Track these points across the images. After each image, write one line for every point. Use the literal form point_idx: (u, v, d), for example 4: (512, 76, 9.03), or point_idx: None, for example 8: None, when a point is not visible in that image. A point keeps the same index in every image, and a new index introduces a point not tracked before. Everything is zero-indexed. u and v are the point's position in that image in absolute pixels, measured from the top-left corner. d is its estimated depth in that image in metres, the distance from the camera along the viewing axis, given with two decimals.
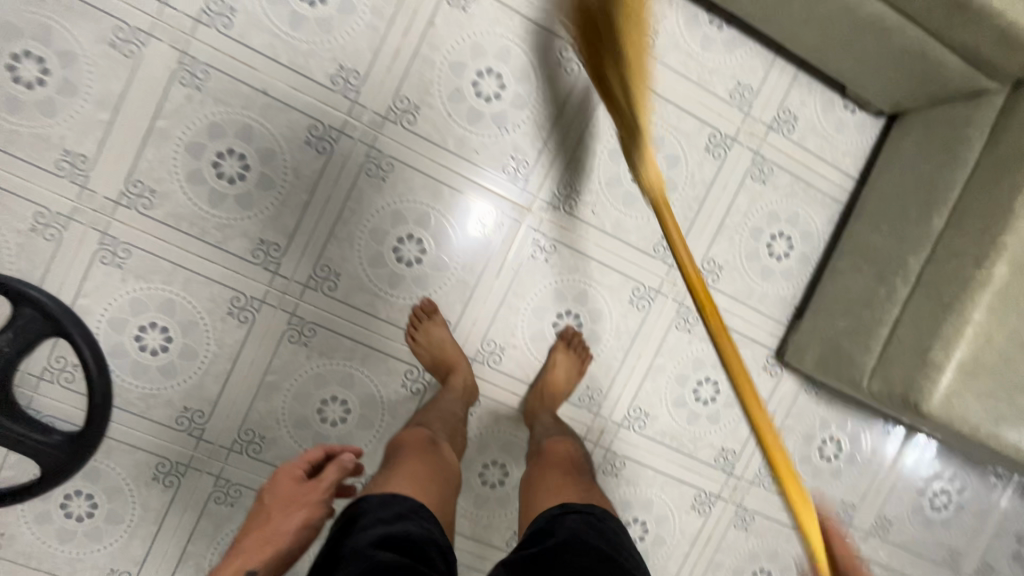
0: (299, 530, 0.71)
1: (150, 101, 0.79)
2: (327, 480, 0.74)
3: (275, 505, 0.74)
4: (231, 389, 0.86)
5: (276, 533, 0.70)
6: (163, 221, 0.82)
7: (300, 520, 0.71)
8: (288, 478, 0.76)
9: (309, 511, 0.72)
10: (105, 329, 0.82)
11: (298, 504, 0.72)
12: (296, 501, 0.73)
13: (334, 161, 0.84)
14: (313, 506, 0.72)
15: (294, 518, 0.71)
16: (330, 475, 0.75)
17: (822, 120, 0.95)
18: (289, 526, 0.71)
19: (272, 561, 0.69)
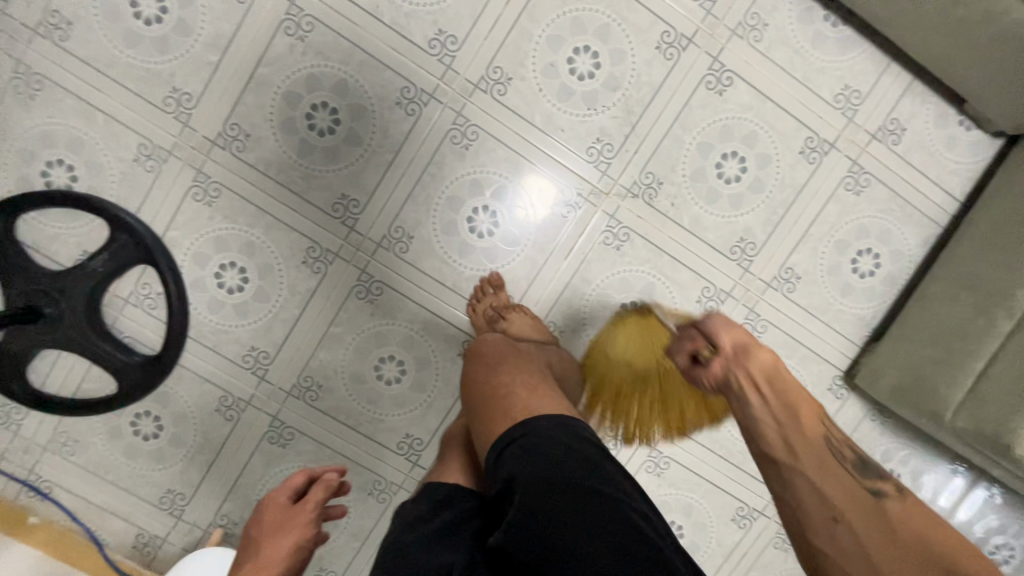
0: (290, 554, 0.71)
1: (256, 47, 0.82)
2: (313, 502, 0.74)
3: (262, 534, 0.73)
4: (296, 335, 0.89)
5: (269, 563, 0.70)
6: (253, 165, 0.84)
7: (291, 545, 0.71)
8: (273, 505, 0.75)
9: (298, 535, 0.71)
10: (189, 263, 0.86)
11: (285, 531, 0.72)
12: (280, 529, 0.72)
13: (420, 124, 0.85)
14: (302, 531, 0.72)
15: (285, 543, 0.71)
16: (315, 495, 0.74)
17: (932, 134, 0.89)
18: (279, 554, 0.70)
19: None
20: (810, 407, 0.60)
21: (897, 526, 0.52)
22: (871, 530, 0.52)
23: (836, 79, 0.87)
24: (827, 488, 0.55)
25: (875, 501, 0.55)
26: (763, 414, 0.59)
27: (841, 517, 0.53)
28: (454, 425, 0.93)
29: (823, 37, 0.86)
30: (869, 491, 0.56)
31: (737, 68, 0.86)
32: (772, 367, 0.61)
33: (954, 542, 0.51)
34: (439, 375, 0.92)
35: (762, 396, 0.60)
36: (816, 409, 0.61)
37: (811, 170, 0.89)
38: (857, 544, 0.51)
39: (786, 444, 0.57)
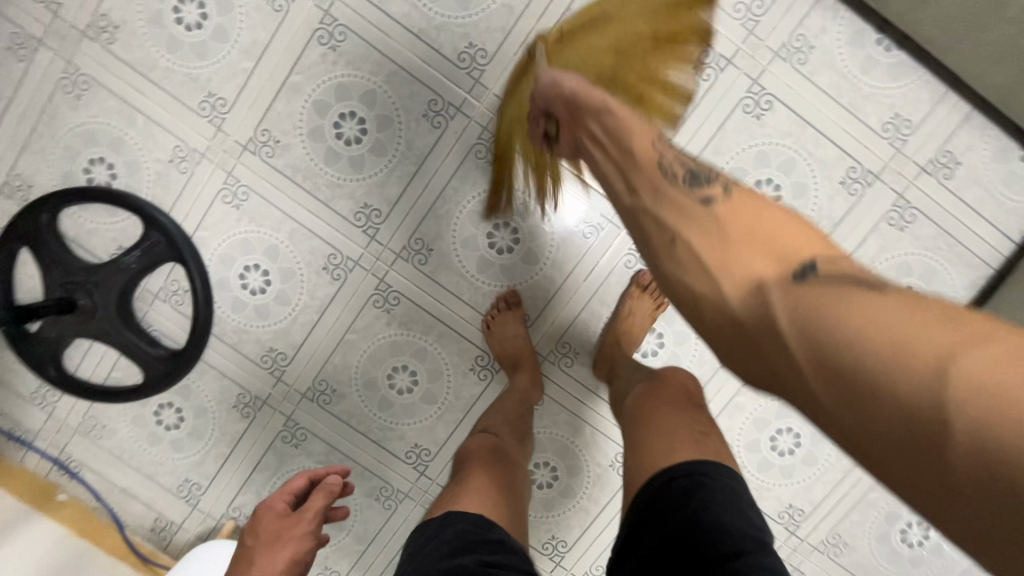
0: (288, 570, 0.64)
1: (290, 55, 0.83)
2: (312, 509, 0.67)
3: (256, 549, 0.65)
4: (313, 339, 0.90)
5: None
6: (281, 171, 0.86)
7: (288, 557, 0.64)
8: (271, 513, 0.67)
9: (297, 547, 0.65)
10: (216, 263, 0.89)
11: (282, 542, 0.65)
12: (275, 542, 0.65)
13: (445, 138, 0.84)
14: (302, 542, 0.65)
15: (281, 557, 0.64)
16: (316, 504, 0.67)
17: (990, 170, 0.83)
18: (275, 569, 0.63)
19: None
20: (641, 134, 0.57)
21: (723, 219, 0.48)
22: (711, 242, 0.47)
23: (885, 108, 0.82)
24: (657, 213, 0.52)
25: (701, 203, 0.50)
26: (606, 164, 0.59)
27: (676, 235, 0.50)
28: (462, 439, 0.93)
29: (874, 62, 0.81)
30: (694, 195, 0.51)
31: (777, 91, 0.82)
32: (594, 112, 0.60)
33: (779, 226, 0.47)
34: (450, 389, 0.92)
35: (603, 148, 0.59)
36: (650, 135, 0.58)
37: (851, 202, 0.84)
38: (686, 256, 0.49)
39: (626, 184, 0.55)
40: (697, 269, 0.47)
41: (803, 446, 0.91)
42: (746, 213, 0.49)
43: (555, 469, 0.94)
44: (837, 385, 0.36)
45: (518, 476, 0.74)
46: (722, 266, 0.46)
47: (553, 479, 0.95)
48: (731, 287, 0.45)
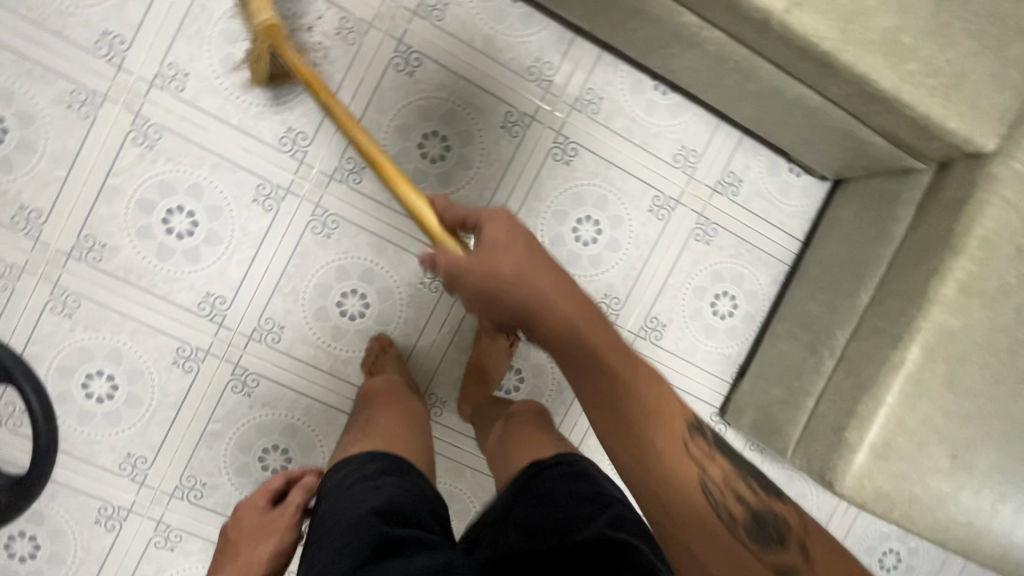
0: (271, 558, 0.73)
1: (104, 159, 0.83)
2: (293, 503, 0.77)
3: (241, 541, 0.76)
4: (174, 436, 0.88)
5: (251, 568, 0.73)
6: (112, 273, 0.85)
7: (272, 549, 0.73)
8: (252, 510, 0.79)
9: (279, 538, 0.74)
10: (54, 377, 0.85)
11: (265, 533, 0.75)
12: (263, 532, 0.76)
13: (279, 218, 0.87)
14: (285, 537, 0.75)
15: (264, 548, 0.74)
16: (296, 500, 0.77)
17: (767, 183, 0.97)
18: (261, 555, 0.73)
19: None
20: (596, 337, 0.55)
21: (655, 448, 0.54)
22: (645, 464, 0.53)
23: (672, 142, 0.94)
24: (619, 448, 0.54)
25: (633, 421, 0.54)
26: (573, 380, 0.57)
27: (630, 460, 0.54)
28: None
29: (655, 105, 0.93)
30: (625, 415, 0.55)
31: (579, 139, 0.92)
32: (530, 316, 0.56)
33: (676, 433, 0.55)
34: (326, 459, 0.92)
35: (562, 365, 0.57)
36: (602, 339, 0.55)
37: (661, 226, 0.95)
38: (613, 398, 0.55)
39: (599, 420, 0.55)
40: (654, 505, 0.52)
41: None
42: (672, 418, 0.56)
43: None
44: (695, 526, 0.50)
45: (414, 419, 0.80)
46: (663, 481, 0.52)
47: None
48: (657, 433, 0.54)
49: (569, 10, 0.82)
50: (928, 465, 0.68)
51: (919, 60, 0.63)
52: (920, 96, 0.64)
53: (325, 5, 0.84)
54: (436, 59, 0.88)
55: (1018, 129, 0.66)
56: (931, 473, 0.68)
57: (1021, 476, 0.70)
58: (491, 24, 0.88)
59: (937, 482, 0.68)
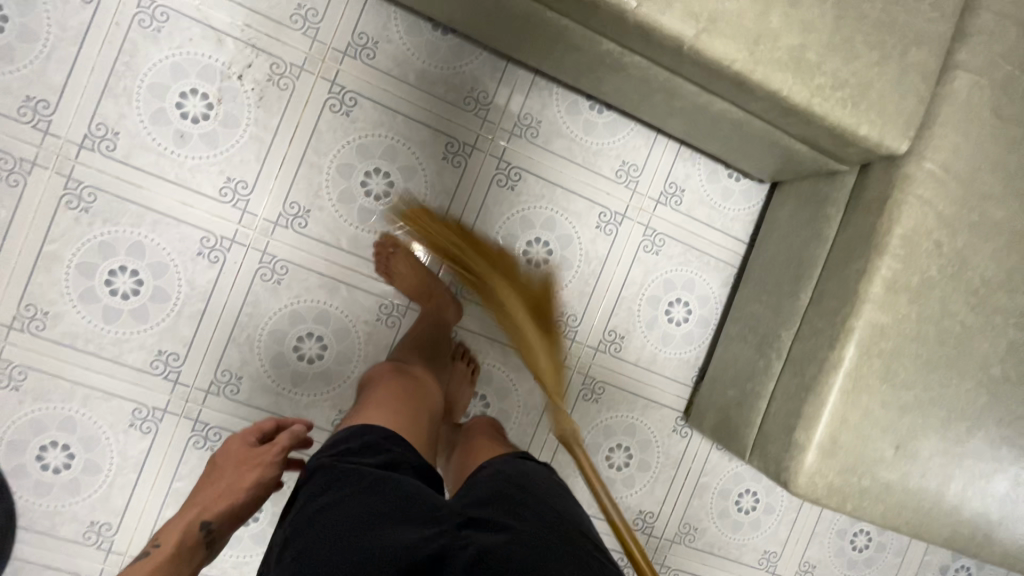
0: (252, 489, 0.70)
1: (37, 226, 0.81)
2: (280, 444, 0.73)
3: (224, 467, 0.73)
4: (138, 498, 0.87)
5: (230, 491, 0.70)
6: (58, 340, 0.83)
7: (255, 478, 0.71)
8: (240, 444, 0.75)
9: (261, 472, 0.71)
10: (5, 452, 0.83)
11: (251, 464, 0.72)
12: (247, 463, 0.73)
13: (227, 269, 0.86)
14: (268, 470, 0.72)
15: (248, 478, 0.71)
16: (283, 441, 0.73)
17: (709, 190, 0.99)
18: (243, 484, 0.71)
19: (226, 515, 0.69)
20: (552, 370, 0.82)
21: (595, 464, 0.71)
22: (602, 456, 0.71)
23: (613, 158, 0.96)
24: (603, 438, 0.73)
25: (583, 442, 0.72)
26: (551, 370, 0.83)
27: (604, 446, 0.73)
28: None
29: (592, 124, 0.95)
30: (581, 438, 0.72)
31: (521, 164, 0.93)
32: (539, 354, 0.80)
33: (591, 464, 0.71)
34: None
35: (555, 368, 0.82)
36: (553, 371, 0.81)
37: (610, 240, 0.97)
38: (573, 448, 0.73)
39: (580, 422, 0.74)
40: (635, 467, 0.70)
41: (635, 457, 1.00)
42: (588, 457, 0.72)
43: None
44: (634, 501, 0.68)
45: (427, 391, 0.79)
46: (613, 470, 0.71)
47: None
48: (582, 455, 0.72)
49: (496, 40, 0.83)
50: (873, 457, 0.71)
51: (826, 74, 0.66)
52: (831, 107, 0.67)
53: (253, 52, 0.84)
54: (371, 97, 0.88)
55: (924, 130, 0.70)
56: (876, 464, 0.71)
57: (961, 456, 0.73)
58: (422, 57, 0.89)
59: (884, 471, 0.71)
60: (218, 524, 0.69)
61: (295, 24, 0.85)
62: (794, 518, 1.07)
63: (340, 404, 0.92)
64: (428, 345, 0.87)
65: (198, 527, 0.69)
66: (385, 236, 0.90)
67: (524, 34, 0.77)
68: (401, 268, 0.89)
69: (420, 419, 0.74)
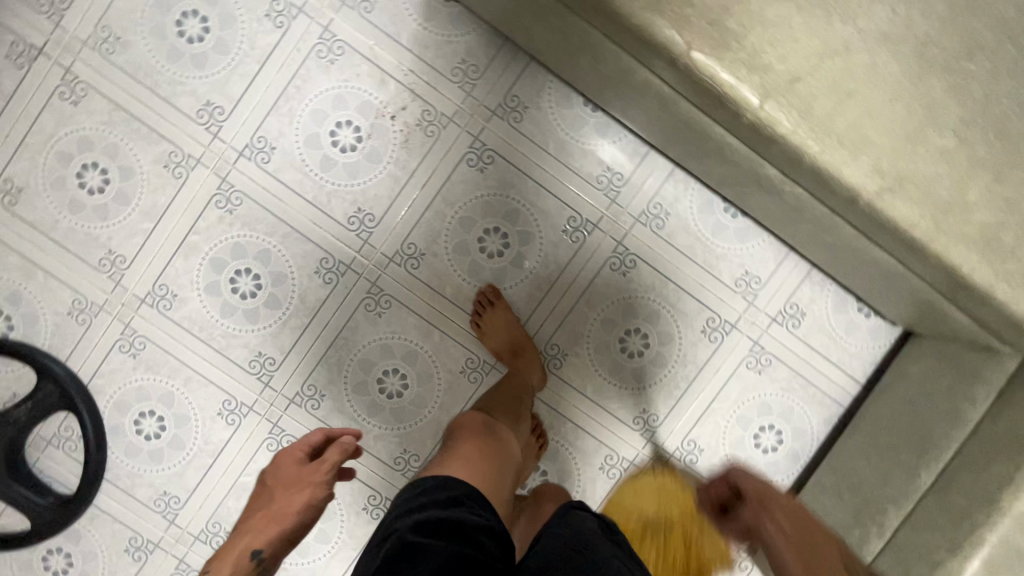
0: (303, 511, 0.74)
1: (187, 216, 0.88)
2: (327, 462, 0.76)
3: (279, 485, 0.77)
4: (207, 481, 0.92)
5: (283, 513, 0.73)
6: (178, 322, 0.90)
7: (304, 500, 0.74)
8: (291, 460, 0.79)
9: (310, 493, 0.74)
10: (112, 409, 0.91)
11: (300, 485, 0.75)
12: (298, 484, 0.76)
13: (337, 292, 0.90)
14: (318, 489, 0.75)
15: (299, 499, 0.74)
16: (330, 459, 0.76)
17: (832, 320, 0.92)
18: (293, 506, 0.74)
19: (279, 539, 0.72)
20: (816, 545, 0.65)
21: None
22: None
23: (736, 266, 0.91)
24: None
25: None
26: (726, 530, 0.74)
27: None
28: None
29: (723, 226, 0.91)
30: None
31: (640, 252, 0.91)
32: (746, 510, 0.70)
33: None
34: (344, 528, 0.93)
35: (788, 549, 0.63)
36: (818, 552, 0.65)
37: (713, 348, 0.92)
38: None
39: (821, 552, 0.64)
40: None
41: None
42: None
43: None
44: None
45: (506, 447, 0.77)
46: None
47: None
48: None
49: (647, 131, 0.81)
50: None
51: (1018, 260, 0.59)
52: (1016, 297, 0.60)
53: (410, 97, 0.87)
54: (508, 159, 0.89)
55: None
56: None
57: None
58: (567, 129, 0.89)
59: None
60: (269, 550, 0.71)
61: (455, 77, 0.87)
62: None
63: (405, 443, 0.93)
64: (514, 399, 0.84)
65: (249, 556, 0.71)
66: (487, 288, 0.89)
67: (681, 137, 0.75)
68: (492, 327, 0.88)
69: (500, 480, 0.72)
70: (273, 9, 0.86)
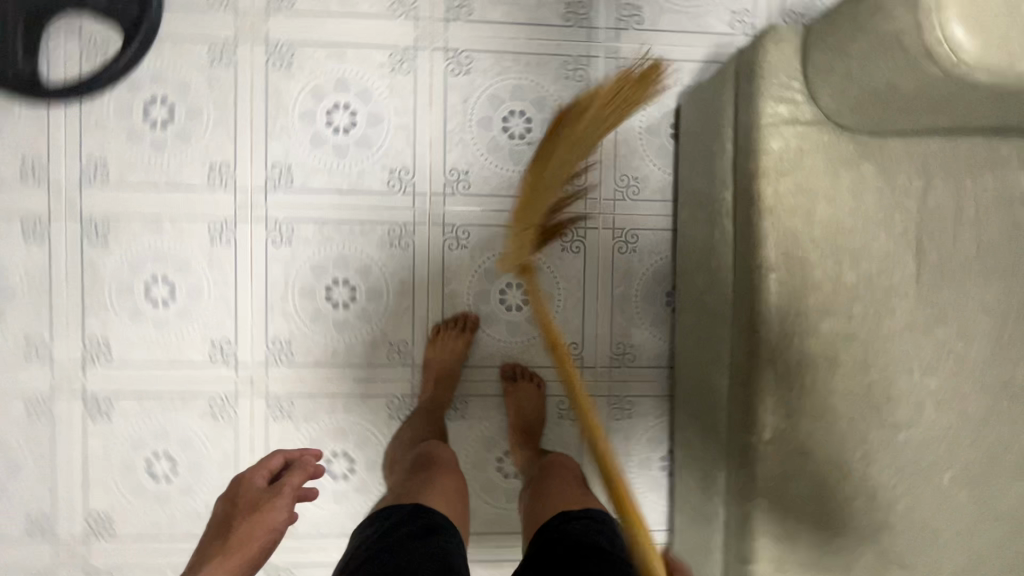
0: (268, 537, 0.74)
1: (363, 37, 0.90)
2: (286, 488, 0.77)
3: (237, 513, 0.76)
4: (141, 194, 0.89)
5: (246, 544, 0.73)
6: (268, 82, 0.89)
7: (268, 531, 0.74)
8: (253, 477, 0.79)
9: (271, 520, 0.75)
10: (149, 72, 0.89)
11: (260, 511, 0.75)
12: (258, 509, 0.76)
13: (385, 197, 0.91)
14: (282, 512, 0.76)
15: (258, 529, 0.74)
16: (290, 484, 0.78)
17: None
18: (258, 528, 0.74)
19: (245, 563, 0.72)
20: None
21: None
22: None
23: None
24: None
25: None
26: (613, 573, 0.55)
27: None
28: (147, 377, 0.90)
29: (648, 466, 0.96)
30: None
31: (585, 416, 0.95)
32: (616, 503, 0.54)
33: None
34: (183, 337, 0.91)
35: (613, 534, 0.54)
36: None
37: None
38: None
39: None
40: None
41: None
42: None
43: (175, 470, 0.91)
44: None
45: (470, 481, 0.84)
46: None
47: (166, 475, 0.91)
48: None
49: (681, 358, 0.88)
50: None
51: None
52: None
53: None
54: (586, 263, 0.94)
55: None
56: None
57: None
58: (641, 292, 0.94)
59: None
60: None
61: (619, 181, 0.94)
62: None
63: (295, 337, 0.91)
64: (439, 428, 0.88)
65: None
66: (470, 314, 0.93)
67: (698, 390, 0.81)
68: (445, 346, 0.91)
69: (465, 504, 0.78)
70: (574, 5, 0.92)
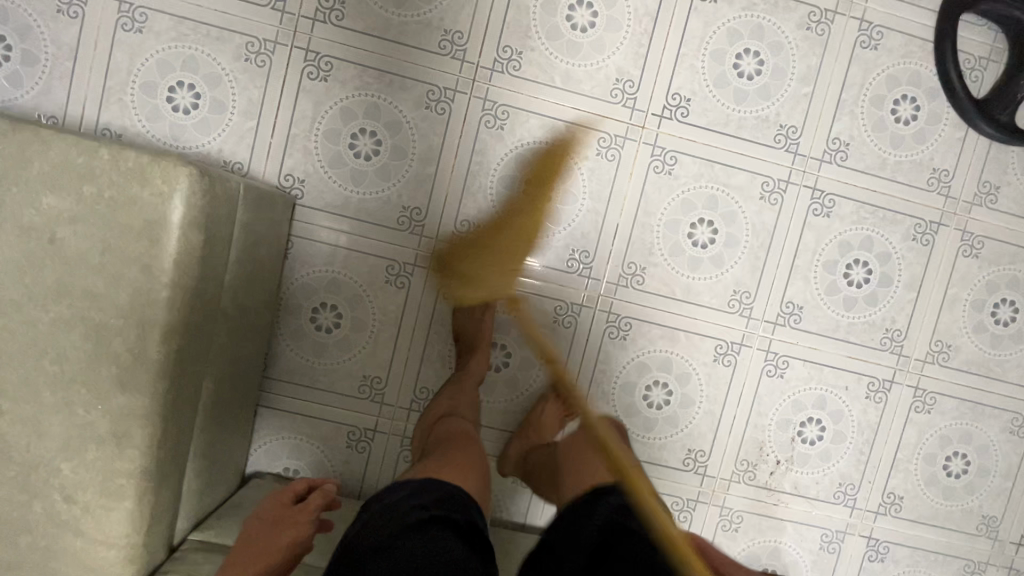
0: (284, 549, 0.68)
1: (921, 309, 0.98)
2: (314, 502, 0.73)
3: (255, 527, 0.70)
4: (838, 73, 0.93)
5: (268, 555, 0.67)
6: (903, 217, 0.96)
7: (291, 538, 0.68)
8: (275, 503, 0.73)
9: (295, 534, 0.69)
10: (939, 111, 0.95)
11: (290, 524, 0.70)
12: (280, 524, 0.70)
13: (776, 299, 0.96)
14: (304, 531, 0.70)
15: (287, 534, 0.69)
16: (314, 501, 0.73)
17: (319, 449, 0.93)
18: (281, 543, 0.68)
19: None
20: None
21: None
22: None
23: None
24: None
25: None
26: None
27: None
28: (672, 28, 0.91)
29: None
30: None
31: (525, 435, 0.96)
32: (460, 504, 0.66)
33: None
34: (697, 74, 0.92)
35: None
36: None
37: (420, 379, 0.94)
38: None
39: None
40: None
41: (347, 149, 0.89)
42: None
43: (573, 28, 0.90)
44: None
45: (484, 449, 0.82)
46: None
47: (571, 17, 0.90)
48: None
49: None
50: (89, 219, 0.56)
51: None
52: None
53: (766, 484, 0.99)
54: (669, 469, 0.97)
55: None
56: (81, 213, 0.56)
57: None
58: None
59: (67, 205, 0.55)
60: None
61: (734, 514, 0.99)
62: (128, 81, 0.87)
63: (672, 179, 0.93)
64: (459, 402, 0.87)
65: None
66: (651, 351, 0.95)
67: None
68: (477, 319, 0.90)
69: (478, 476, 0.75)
70: (898, 501, 1.01)
